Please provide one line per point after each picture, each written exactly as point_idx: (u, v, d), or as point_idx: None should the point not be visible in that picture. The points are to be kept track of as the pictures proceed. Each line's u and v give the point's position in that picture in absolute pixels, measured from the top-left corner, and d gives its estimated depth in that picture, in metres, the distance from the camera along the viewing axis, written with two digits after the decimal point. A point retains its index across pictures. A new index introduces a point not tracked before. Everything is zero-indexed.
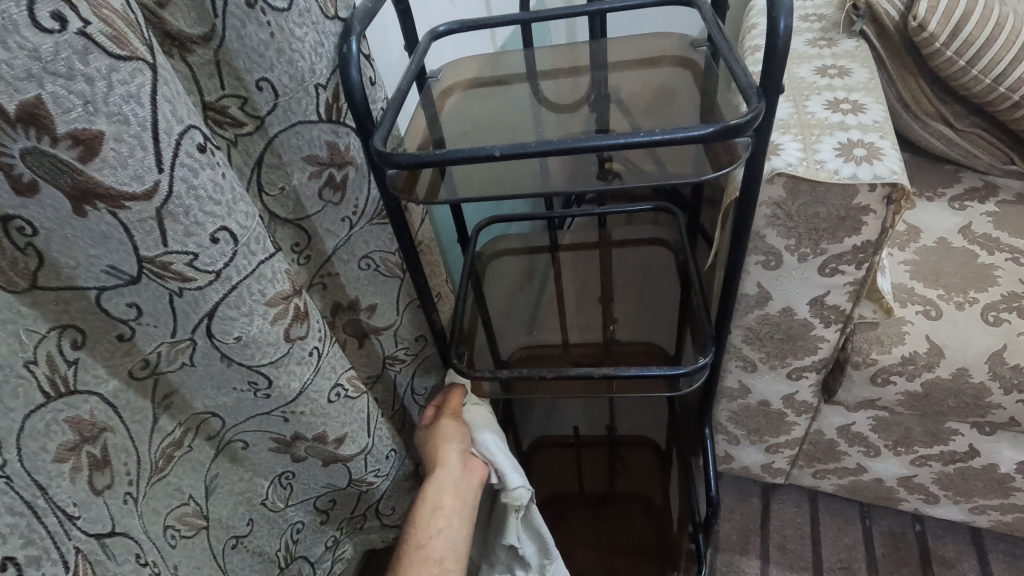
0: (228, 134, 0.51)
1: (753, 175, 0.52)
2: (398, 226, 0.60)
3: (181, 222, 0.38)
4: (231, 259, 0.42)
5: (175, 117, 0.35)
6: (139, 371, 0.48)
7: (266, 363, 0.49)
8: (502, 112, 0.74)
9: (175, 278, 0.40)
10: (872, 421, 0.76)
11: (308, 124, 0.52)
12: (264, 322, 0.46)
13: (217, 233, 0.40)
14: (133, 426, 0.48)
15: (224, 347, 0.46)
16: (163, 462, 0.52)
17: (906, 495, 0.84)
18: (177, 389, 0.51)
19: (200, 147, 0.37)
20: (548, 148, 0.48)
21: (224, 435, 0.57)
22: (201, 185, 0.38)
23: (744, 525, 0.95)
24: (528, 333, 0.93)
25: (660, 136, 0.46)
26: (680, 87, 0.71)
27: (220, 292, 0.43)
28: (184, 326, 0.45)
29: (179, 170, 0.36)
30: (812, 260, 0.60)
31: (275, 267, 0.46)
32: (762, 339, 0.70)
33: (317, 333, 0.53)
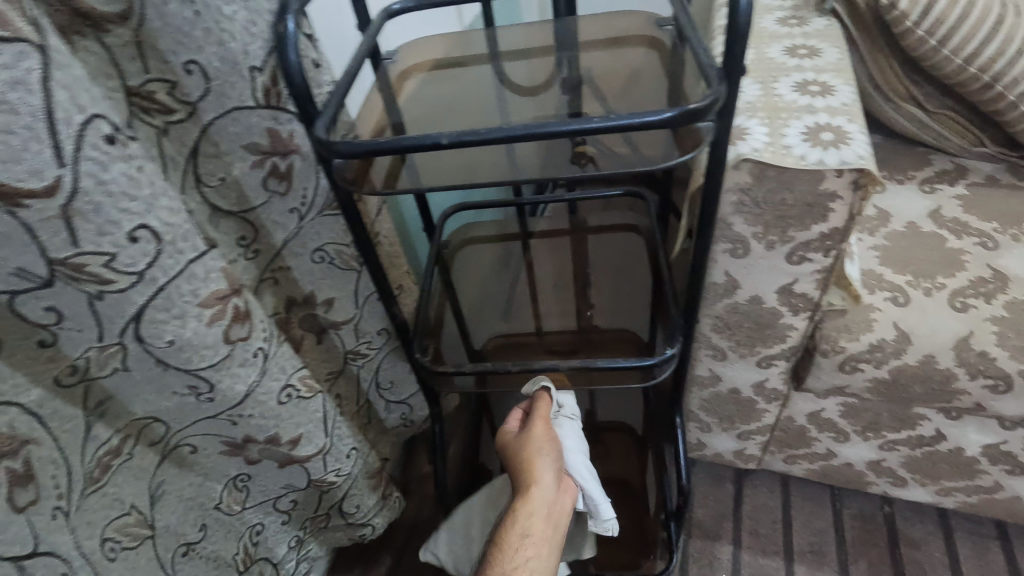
0: (158, 121, 0.46)
1: (717, 162, 0.50)
2: (350, 218, 0.57)
3: (93, 220, 0.35)
4: (154, 259, 0.39)
5: (75, 105, 0.32)
6: (66, 377, 0.44)
7: (205, 367, 0.46)
8: (461, 96, 0.71)
9: (93, 280, 0.37)
10: (841, 407, 0.76)
11: (244, 111, 0.49)
12: (198, 324, 0.43)
13: (137, 231, 0.37)
14: (62, 436, 0.45)
15: (156, 351, 0.44)
16: (99, 473, 0.49)
17: (875, 478, 0.85)
18: (113, 394, 0.48)
19: (109, 138, 0.34)
20: (502, 134, 0.45)
21: (169, 439, 0.54)
22: (112, 180, 0.35)
23: (717, 510, 0.95)
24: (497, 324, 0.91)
25: (616, 121, 0.44)
26: (646, 69, 0.68)
27: (145, 294, 0.40)
28: (110, 330, 0.41)
29: (84, 163, 0.33)
30: (780, 248, 0.59)
31: (208, 266, 0.43)
32: (731, 328, 0.69)
33: (262, 333, 0.50)
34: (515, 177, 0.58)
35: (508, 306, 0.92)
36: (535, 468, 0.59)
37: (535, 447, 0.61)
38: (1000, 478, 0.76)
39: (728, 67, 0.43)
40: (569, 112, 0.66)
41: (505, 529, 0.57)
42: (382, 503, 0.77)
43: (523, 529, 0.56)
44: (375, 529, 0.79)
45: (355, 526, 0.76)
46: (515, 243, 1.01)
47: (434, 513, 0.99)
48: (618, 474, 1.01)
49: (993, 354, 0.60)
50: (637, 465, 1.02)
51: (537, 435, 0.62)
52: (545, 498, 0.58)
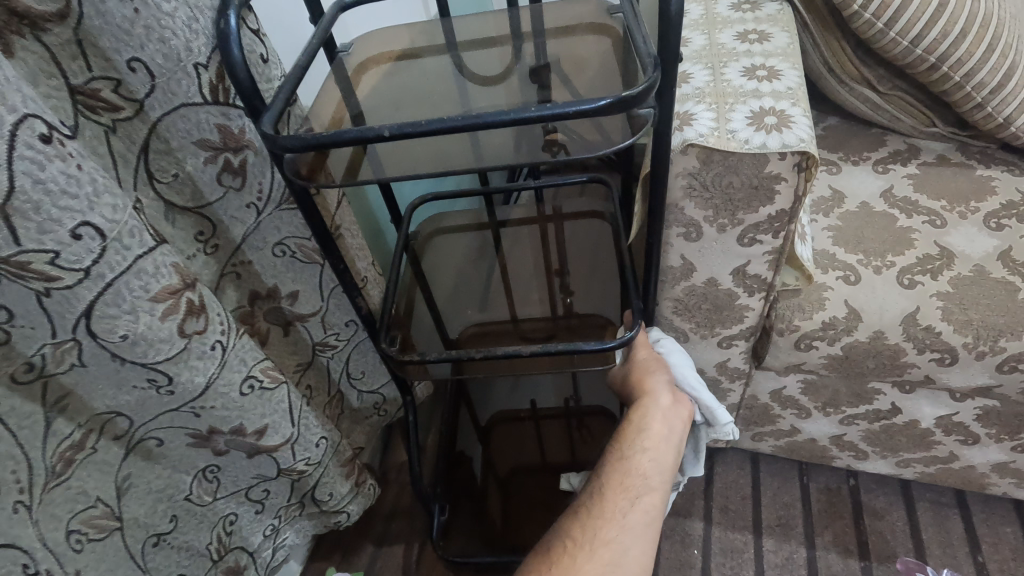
0: (108, 117, 0.47)
1: (662, 148, 0.51)
2: (309, 211, 0.58)
3: (33, 218, 0.35)
4: (100, 255, 0.39)
5: (6, 105, 0.33)
6: (24, 374, 0.45)
7: (161, 361, 0.47)
8: (420, 88, 0.71)
9: (38, 277, 0.38)
10: (801, 384, 0.77)
11: (193, 107, 0.49)
12: (151, 319, 0.44)
13: (79, 229, 0.38)
14: (21, 432, 0.46)
15: (111, 346, 0.44)
16: (63, 467, 0.49)
17: (838, 452, 0.87)
18: (73, 390, 0.49)
19: (44, 137, 0.35)
20: (447, 124, 0.46)
21: (135, 433, 0.55)
22: (50, 179, 0.35)
23: (688, 489, 0.98)
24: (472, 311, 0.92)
25: (555, 109, 0.45)
26: (601, 56, 0.69)
27: (94, 290, 0.40)
28: (63, 326, 0.42)
29: (20, 163, 0.34)
30: (731, 230, 0.60)
31: (158, 261, 0.43)
32: (691, 310, 0.70)
33: (219, 326, 0.51)
34: (473, 166, 0.59)
35: (481, 294, 0.93)
36: (647, 382, 0.63)
37: (643, 365, 0.65)
38: (954, 448, 0.79)
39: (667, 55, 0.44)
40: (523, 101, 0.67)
41: (623, 445, 0.59)
42: (355, 490, 0.78)
43: (640, 439, 0.59)
44: (351, 515, 0.80)
45: (329, 514, 0.78)
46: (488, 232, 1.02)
47: (413, 500, 1.01)
48: (599, 458, 1.00)
49: (938, 328, 0.62)
50: None
51: (643, 357, 0.66)
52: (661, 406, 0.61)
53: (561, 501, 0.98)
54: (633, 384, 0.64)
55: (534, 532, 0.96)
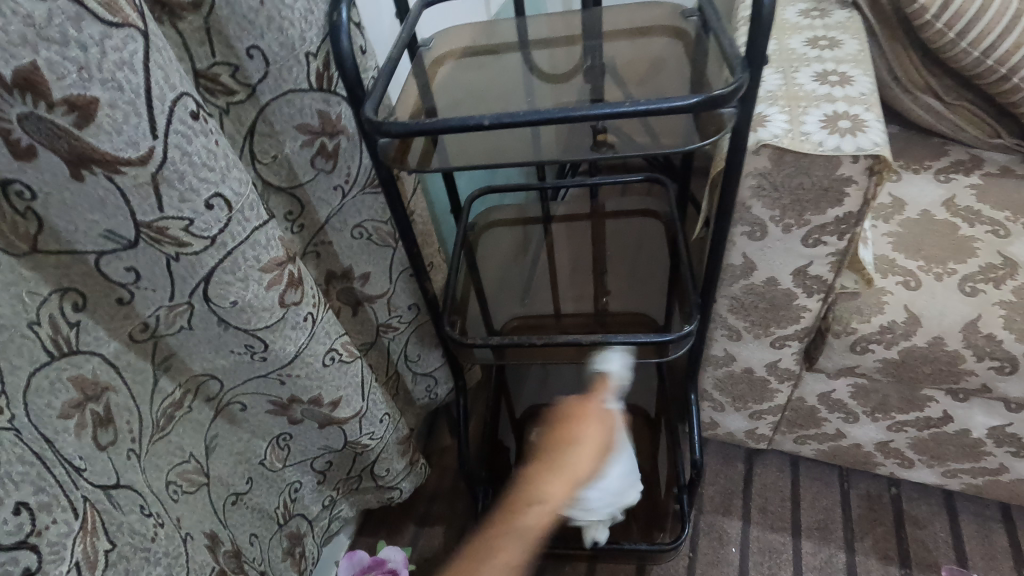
0: (227, 100, 0.51)
1: (738, 147, 0.53)
2: (391, 195, 0.60)
3: (177, 187, 0.39)
4: (225, 225, 0.43)
5: (167, 83, 0.36)
6: (139, 334, 0.49)
7: (262, 328, 0.50)
8: (495, 83, 0.74)
9: (172, 242, 0.41)
10: (851, 388, 0.79)
11: (299, 93, 0.53)
12: (258, 288, 0.48)
13: (212, 199, 0.41)
14: (134, 386, 0.49)
15: (220, 311, 0.48)
16: (165, 422, 0.53)
17: (882, 459, 0.88)
18: (176, 352, 0.53)
19: (193, 113, 0.38)
20: (536, 116, 0.48)
21: (223, 397, 0.59)
22: (195, 152, 0.39)
23: (727, 488, 0.99)
24: (520, 302, 0.95)
25: (641, 105, 0.47)
26: (672, 58, 0.71)
27: (214, 258, 0.44)
28: (181, 289, 0.46)
29: (173, 136, 0.37)
30: (796, 231, 0.62)
31: (269, 234, 0.47)
32: (747, 308, 0.72)
33: (311, 299, 0.54)
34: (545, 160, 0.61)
35: (529, 286, 0.96)
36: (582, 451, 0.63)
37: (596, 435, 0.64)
38: (1004, 460, 0.79)
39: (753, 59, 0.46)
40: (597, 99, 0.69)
41: (566, 458, 0.63)
42: (409, 468, 0.81)
43: (545, 493, 0.62)
44: (403, 493, 0.83)
45: (383, 489, 0.81)
46: (538, 226, 1.04)
47: (454, 485, 1.04)
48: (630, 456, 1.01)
49: (1000, 336, 0.63)
50: (649, 448, 1.02)
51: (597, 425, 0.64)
52: (594, 435, 0.64)
53: None
54: (567, 410, 0.67)
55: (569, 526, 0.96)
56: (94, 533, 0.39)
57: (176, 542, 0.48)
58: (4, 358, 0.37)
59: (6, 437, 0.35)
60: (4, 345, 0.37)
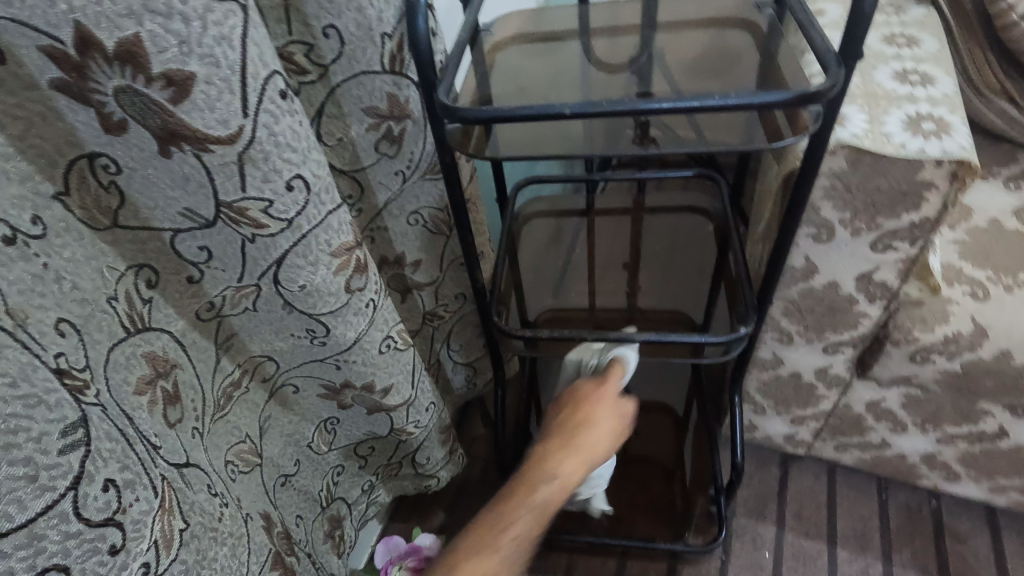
0: (303, 80, 0.50)
1: (817, 148, 0.51)
2: (450, 181, 0.59)
3: (261, 167, 0.38)
4: (302, 208, 0.42)
5: (261, 61, 0.35)
6: (206, 312, 0.49)
7: (326, 312, 0.50)
8: (555, 72, 0.72)
9: (250, 224, 0.41)
10: (903, 398, 0.77)
11: (370, 75, 0.52)
12: (327, 272, 0.47)
13: (292, 181, 0.40)
14: (198, 364, 0.49)
15: (288, 294, 0.48)
16: (224, 401, 0.53)
17: (927, 471, 0.86)
18: (238, 332, 0.53)
19: (282, 93, 0.38)
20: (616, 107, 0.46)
21: (277, 378, 0.59)
22: (281, 132, 0.38)
23: (761, 491, 0.98)
24: (554, 294, 0.94)
25: (733, 99, 0.44)
26: (746, 49, 0.69)
27: (289, 240, 0.43)
28: (251, 271, 0.45)
29: (263, 115, 0.37)
30: (865, 235, 0.60)
31: (341, 218, 0.46)
32: (802, 312, 0.70)
33: (374, 286, 0.53)
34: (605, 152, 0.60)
35: (565, 277, 0.95)
36: (589, 431, 0.49)
37: (609, 417, 0.51)
38: None
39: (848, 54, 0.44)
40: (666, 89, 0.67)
41: (555, 459, 0.46)
42: (449, 457, 0.80)
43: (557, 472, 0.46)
44: (439, 481, 0.83)
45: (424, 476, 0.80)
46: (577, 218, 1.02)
47: (484, 475, 1.03)
48: (654, 452, 1.02)
49: None
50: (674, 446, 1.03)
51: (606, 413, 0.51)
52: (597, 446, 0.48)
53: (622, 492, 0.99)
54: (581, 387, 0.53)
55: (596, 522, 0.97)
56: (171, 513, 0.39)
57: (238, 525, 0.48)
58: (88, 333, 0.37)
59: (95, 411, 0.33)
60: (88, 321, 0.37)
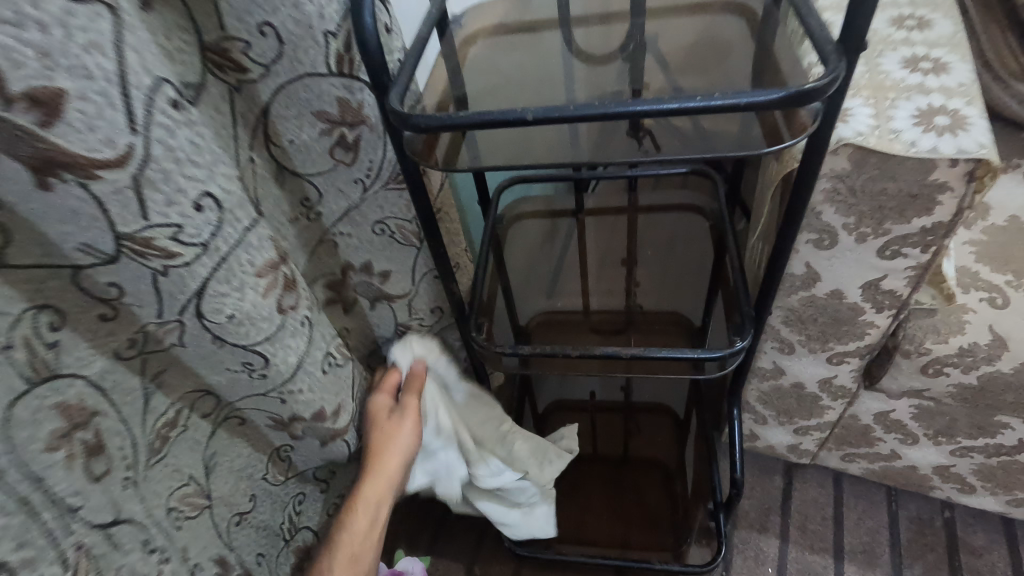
0: (232, 83, 0.45)
1: (817, 150, 0.45)
2: (416, 192, 0.54)
3: (162, 190, 0.35)
4: (217, 229, 0.39)
5: (143, 69, 0.32)
6: (126, 351, 0.44)
7: (260, 341, 0.46)
8: (533, 65, 0.67)
9: (159, 254, 0.37)
10: (914, 409, 0.71)
11: (316, 77, 0.47)
12: (255, 295, 0.43)
13: (201, 200, 0.37)
14: (124, 407, 0.45)
15: (215, 327, 0.43)
16: (161, 444, 0.49)
17: (940, 483, 0.81)
18: (168, 367, 0.48)
19: (174, 103, 0.34)
20: (591, 111, 0.40)
21: (220, 411, 0.55)
22: (179, 147, 0.35)
23: (764, 502, 0.93)
24: (548, 295, 0.91)
25: (719, 99, 0.39)
26: (738, 37, 0.63)
27: (208, 266, 0.40)
28: (170, 306, 0.40)
29: (154, 130, 0.33)
30: (872, 241, 0.54)
31: (261, 234, 0.43)
32: (804, 322, 0.65)
33: (306, 302, 0.51)
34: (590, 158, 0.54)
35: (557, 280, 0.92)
36: (381, 448, 0.62)
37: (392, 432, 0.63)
38: None
39: (847, 46, 0.38)
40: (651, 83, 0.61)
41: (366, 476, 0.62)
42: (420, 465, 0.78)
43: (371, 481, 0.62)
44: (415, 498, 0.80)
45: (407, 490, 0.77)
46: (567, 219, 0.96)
47: None
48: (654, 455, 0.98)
49: None
50: (673, 447, 0.99)
51: (386, 427, 0.63)
52: (382, 458, 0.62)
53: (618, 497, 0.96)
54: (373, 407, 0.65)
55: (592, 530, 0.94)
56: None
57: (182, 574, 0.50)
58: None
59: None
60: None
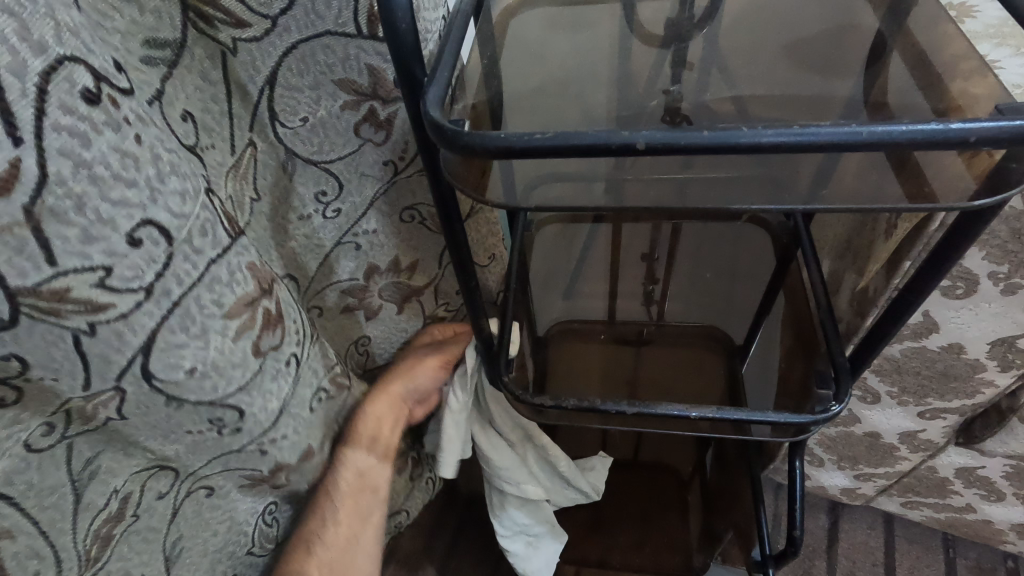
0: (210, 44, 0.35)
1: (972, 228, 0.33)
2: (443, 209, 0.38)
3: (76, 221, 0.25)
4: (164, 266, 0.29)
5: (35, 46, 0.23)
6: (42, 439, 0.32)
7: (232, 392, 0.35)
8: (589, 49, 0.52)
9: (77, 307, 0.27)
10: (1008, 469, 0.62)
11: (339, 36, 0.37)
12: (223, 340, 0.33)
13: (138, 231, 0.28)
14: (44, 516, 0.32)
15: (172, 387, 0.33)
16: (99, 549, 0.37)
17: (1014, 538, 0.72)
18: (107, 445, 0.36)
19: (88, 96, 0.25)
20: (723, 140, 0.27)
21: (183, 486, 0.42)
22: (97, 161, 0.25)
23: (807, 544, 0.84)
24: (566, 298, 0.73)
25: (929, 127, 0.26)
26: (853, 25, 0.50)
27: (155, 316, 0.30)
28: (105, 365, 0.30)
29: (53, 138, 0.24)
30: (1022, 294, 0.43)
31: (234, 263, 0.33)
32: (901, 373, 0.55)
33: (295, 336, 0.40)
34: (658, 193, 0.40)
35: (577, 287, 0.73)
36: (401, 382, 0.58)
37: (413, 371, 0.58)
38: None
39: None
40: (746, 76, 0.48)
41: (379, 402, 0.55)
42: (412, 484, 0.68)
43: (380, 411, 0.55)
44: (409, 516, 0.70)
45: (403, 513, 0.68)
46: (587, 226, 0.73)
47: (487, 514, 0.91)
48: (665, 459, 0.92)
49: None
50: (690, 454, 0.92)
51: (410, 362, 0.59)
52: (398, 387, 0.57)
53: (622, 500, 0.90)
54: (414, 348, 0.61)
55: (595, 544, 0.88)
56: None
57: None
58: None
59: None
60: None
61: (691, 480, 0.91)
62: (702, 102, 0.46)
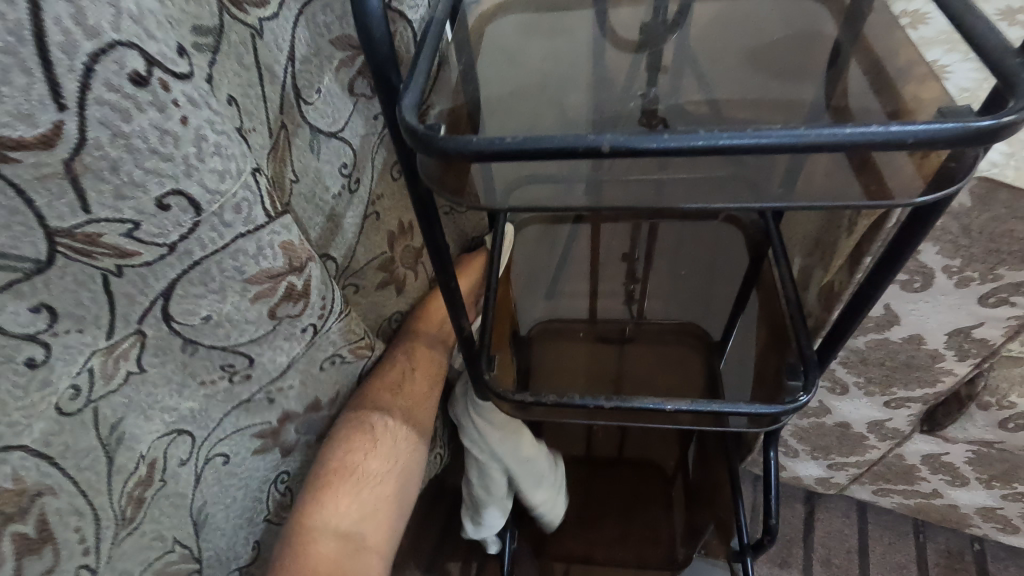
0: (243, 28, 0.34)
1: (923, 231, 0.35)
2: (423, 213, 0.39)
3: (110, 180, 0.27)
4: (192, 231, 0.31)
5: (85, 27, 0.24)
6: (70, 403, 0.31)
7: (244, 343, 0.38)
8: (565, 54, 0.54)
9: (108, 253, 0.29)
10: (970, 454, 0.65)
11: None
12: (240, 300, 0.36)
13: (168, 198, 0.29)
14: (81, 478, 0.32)
15: (188, 331, 0.35)
16: (133, 510, 0.36)
17: (979, 522, 0.75)
18: (129, 410, 0.35)
19: (135, 76, 0.26)
20: (683, 145, 0.28)
21: (201, 453, 0.41)
22: (136, 133, 0.27)
23: (784, 534, 0.87)
24: (547, 297, 0.76)
25: (871, 131, 0.28)
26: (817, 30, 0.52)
27: (177, 268, 0.32)
28: (127, 313, 0.32)
29: (95, 109, 0.25)
30: (975, 286, 0.46)
31: (262, 241, 0.35)
32: (866, 364, 0.57)
33: (316, 311, 0.42)
34: (636, 193, 0.41)
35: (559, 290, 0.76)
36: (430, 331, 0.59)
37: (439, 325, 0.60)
38: None
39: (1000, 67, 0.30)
40: (717, 80, 0.50)
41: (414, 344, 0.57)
42: None
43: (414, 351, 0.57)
44: None
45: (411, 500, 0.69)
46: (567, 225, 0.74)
47: None
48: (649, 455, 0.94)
49: None
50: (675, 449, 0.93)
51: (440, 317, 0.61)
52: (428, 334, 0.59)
53: (604, 495, 0.92)
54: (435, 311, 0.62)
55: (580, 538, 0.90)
56: None
57: None
58: None
59: None
60: None
61: (676, 475, 0.93)
62: (675, 104, 0.48)
